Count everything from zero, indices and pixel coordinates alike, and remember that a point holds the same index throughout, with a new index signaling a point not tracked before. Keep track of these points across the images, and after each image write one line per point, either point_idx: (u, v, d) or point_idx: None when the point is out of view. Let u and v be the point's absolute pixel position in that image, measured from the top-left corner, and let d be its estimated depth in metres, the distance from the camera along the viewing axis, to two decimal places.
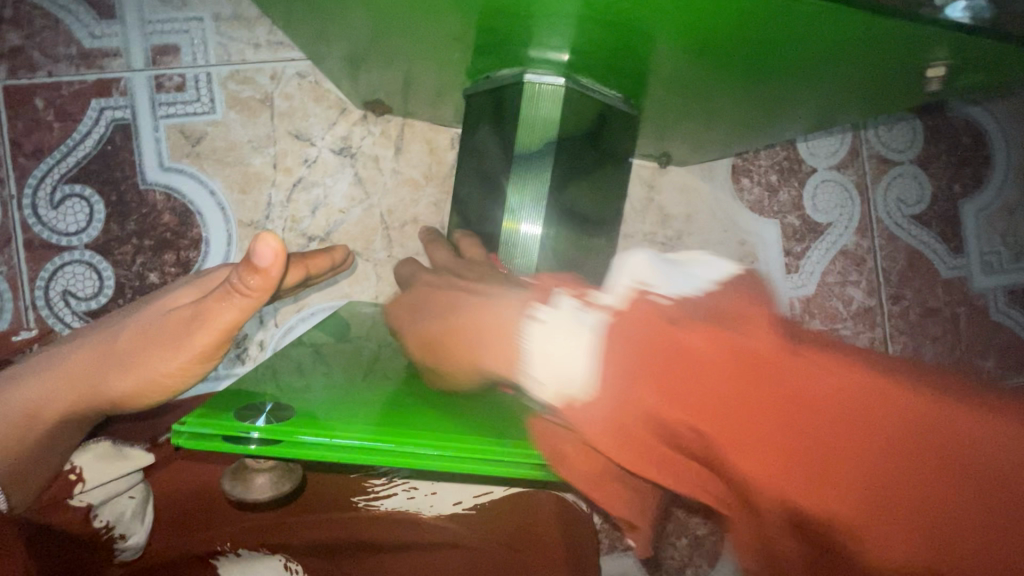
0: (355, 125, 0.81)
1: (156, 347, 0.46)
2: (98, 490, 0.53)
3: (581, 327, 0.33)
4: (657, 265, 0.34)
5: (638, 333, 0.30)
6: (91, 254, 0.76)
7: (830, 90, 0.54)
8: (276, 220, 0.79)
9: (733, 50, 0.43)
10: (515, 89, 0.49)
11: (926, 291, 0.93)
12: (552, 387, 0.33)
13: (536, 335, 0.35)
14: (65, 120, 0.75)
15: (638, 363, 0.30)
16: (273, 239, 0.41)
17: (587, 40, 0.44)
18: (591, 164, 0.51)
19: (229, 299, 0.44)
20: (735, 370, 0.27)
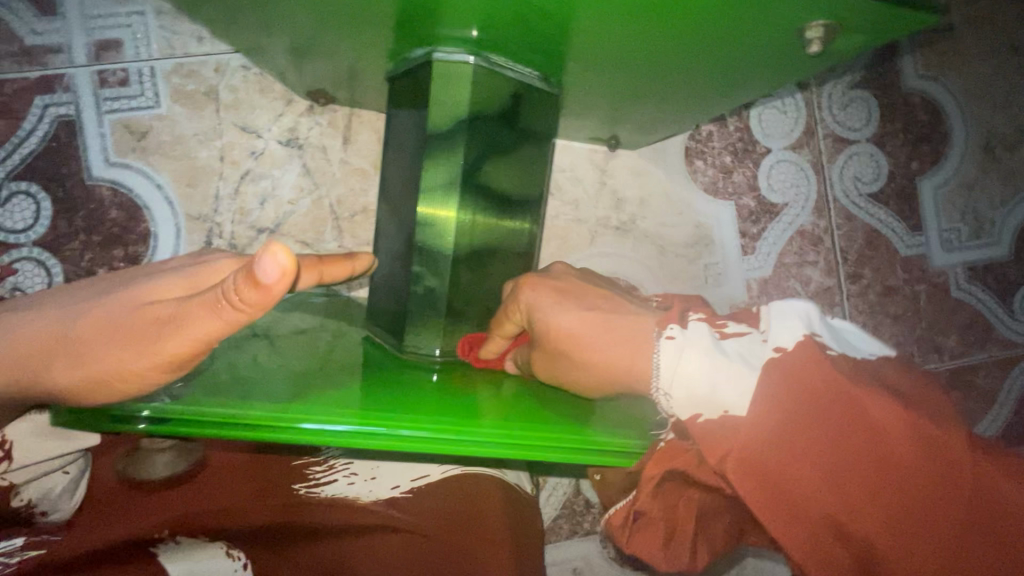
0: (302, 116, 0.80)
1: (123, 342, 0.38)
2: (23, 474, 0.51)
3: (733, 360, 0.39)
4: (819, 320, 0.42)
5: (796, 371, 0.37)
6: (40, 251, 0.76)
7: (748, 56, 0.54)
8: (225, 213, 0.79)
9: (629, 13, 0.43)
10: (426, 70, 0.49)
11: (885, 270, 0.92)
12: (690, 402, 0.40)
13: (671, 349, 0.41)
14: (8, 117, 0.75)
15: (783, 391, 0.37)
16: (282, 253, 0.34)
17: (488, 16, 0.44)
18: (507, 143, 0.51)
19: (216, 310, 0.36)
20: (854, 402, 0.36)
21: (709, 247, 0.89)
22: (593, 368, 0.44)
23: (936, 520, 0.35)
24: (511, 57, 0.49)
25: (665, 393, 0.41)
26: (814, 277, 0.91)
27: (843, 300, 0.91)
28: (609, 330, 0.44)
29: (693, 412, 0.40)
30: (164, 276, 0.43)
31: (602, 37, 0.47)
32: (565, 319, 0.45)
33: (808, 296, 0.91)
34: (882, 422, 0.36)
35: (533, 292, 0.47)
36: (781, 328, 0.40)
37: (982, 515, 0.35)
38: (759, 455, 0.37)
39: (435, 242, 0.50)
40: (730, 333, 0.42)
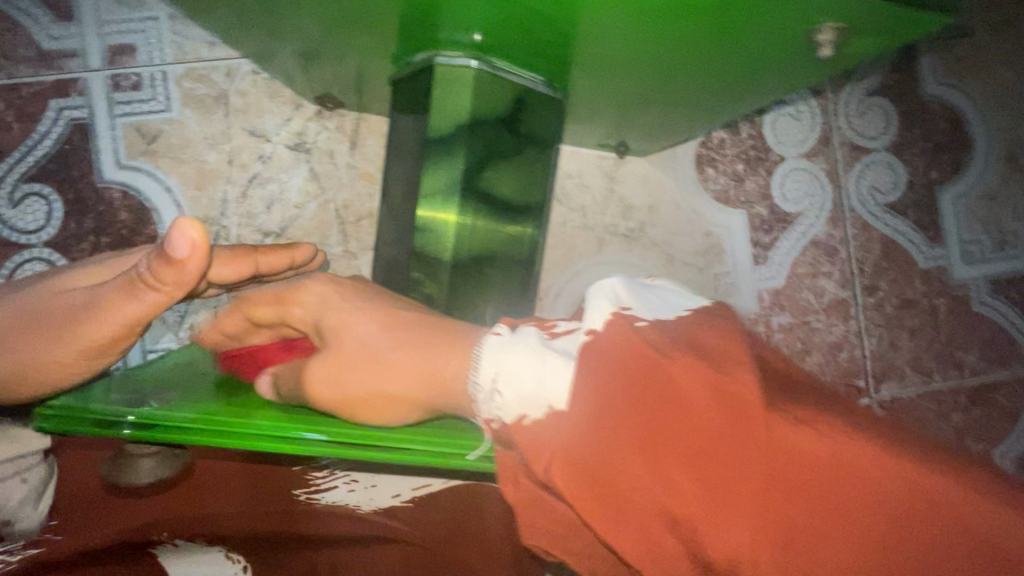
0: (310, 121, 0.81)
1: (42, 331, 0.41)
2: None
3: (557, 354, 0.38)
4: (633, 292, 0.42)
5: (608, 353, 0.36)
6: (51, 252, 0.77)
7: (758, 60, 0.52)
8: (232, 216, 0.80)
9: (634, 15, 0.42)
10: (429, 74, 0.48)
11: (903, 282, 0.89)
12: (518, 402, 0.37)
13: (495, 348, 0.40)
14: (24, 120, 0.77)
15: (610, 379, 0.35)
16: (193, 228, 0.39)
17: (489, 18, 0.42)
18: (508, 149, 0.50)
19: (136, 290, 0.41)
20: (669, 382, 0.34)
21: (719, 256, 0.87)
22: (397, 380, 0.43)
23: (787, 507, 0.32)
24: (513, 62, 0.48)
25: (493, 392, 0.38)
26: (828, 289, 0.88)
27: (859, 312, 0.88)
28: (418, 345, 0.43)
29: (522, 412, 0.37)
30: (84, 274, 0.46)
31: (607, 41, 0.46)
32: (377, 342, 0.44)
33: (820, 307, 0.88)
34: (716, 405, 0.33)
35: (360, 320, 0.46)
36: (595, 311, 0.39)
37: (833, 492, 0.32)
38: (580, 441, 0.34)
39: (434, 247, 0.49)
40: (558, 332, 0.41)
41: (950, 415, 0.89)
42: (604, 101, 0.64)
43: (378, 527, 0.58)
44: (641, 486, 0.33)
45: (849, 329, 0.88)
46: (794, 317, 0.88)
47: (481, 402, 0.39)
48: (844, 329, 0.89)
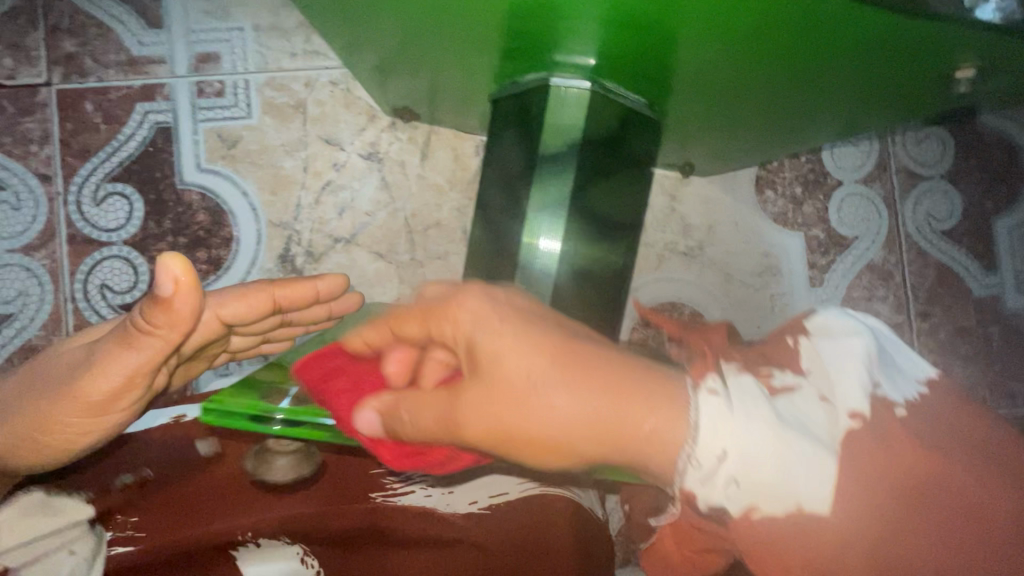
0: (383, 132, 0.83)
1: (82, 379, 0.48)
2: (19, 552, 0.52)
3: (802, 436, 0.32)
4: (871, 357, 0.36)
5: (872, 446, 0.32)
6: (129, 250, 0.79)
7: (846, 94, 0.55)
8: (305, 221, 0.82)
9: (749, 48, 0.44)
10: (541, 93, 0.51)
11: (957, 309, 0.90)
12: (749, 490, 0.32)
13: (715, 413, 0.33)
14: (111, 122, 0.79)
15: (849, 459, 0.32)
16: (176, 268, 0.43)
17: (613, 44, 0.45)
18: (612, 166, 0.52)
19: (142, 336, 0.46)
20: (937, 486, 0.32)
21: (776, 277, 0.88)
22: (568, 440, 0.37)
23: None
24: (624, 85, 0.51)
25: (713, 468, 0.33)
26: (882, 313, 0.89)
27: (913, 337, 0.89)
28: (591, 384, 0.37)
29: (747, 502, 0.33)
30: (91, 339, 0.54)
31: (716, 72, 0.48)
32: (551, 394, 0.37)
33: None
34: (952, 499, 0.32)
35: (514, 346, 0.39)
36: (846, 379, 0.35)
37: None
38: (846, 557, 0.32)
39: (540, 260, 0.51)
40: (777, 388, 0.35)
41: None
42: (686, 125, 0.66)
43: (457, 531, 0.59)
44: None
45: None
46: None
47: (690, 477, 0.33)
48: None
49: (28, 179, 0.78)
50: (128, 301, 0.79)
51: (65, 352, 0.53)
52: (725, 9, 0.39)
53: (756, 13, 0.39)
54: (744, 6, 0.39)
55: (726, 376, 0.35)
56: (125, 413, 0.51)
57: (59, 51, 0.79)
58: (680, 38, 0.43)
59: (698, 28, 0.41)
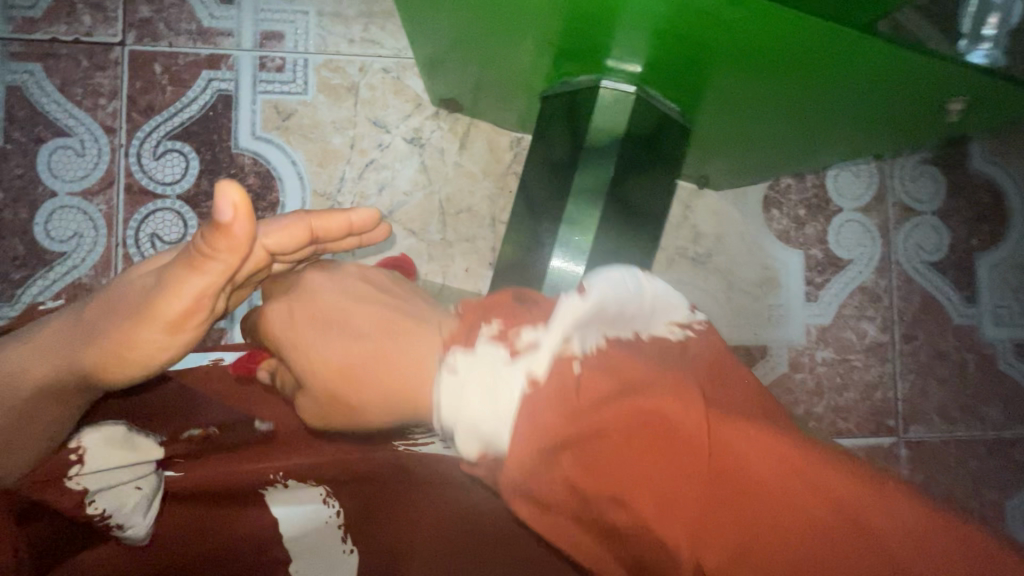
0: (427, 120, 0.90)
1: (151, 301, 0.44)
2: (96, 479, 0.54)
3: (509, 383, 0.36)
4: (615, 285, 0.40)
5: (557, 399, 0.34)
6: (181, 204, 0.84)
7: (849, 121, 0.62)
8: (347, 194, 0.88)
9: (770, 71, 0.51)
10: (592, 91, 0.57)
11: (938, 335, 0.97)
12: (468, 434, 0.36)
13: (449, 388, 0.37)
14: (177, 85, 0.85)
15: (554, 416, 0.34)
16: (237, 192, 0.41)
17: (658, 54, 0.52)
18: (646, 161, 0.59)
19: (209, 265, 0.43)
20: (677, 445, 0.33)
21: (776, 289, 0.95)
22: (389, 401, 0.40)
23: (752, 527, 0.33)
24: (663, 93, 0.58)
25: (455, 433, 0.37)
26: (869, 331, 0.96)
27: (895, 357, 0.96)
28: (382, 343, 0.41)
29: (482, 450, 0.36)
30: (156, 263, 0.48)
31: (738, 89, 0.55)
32: (339, 352, 0.41)
33: (862, 348, 0.96)
34: (701, 430, 0.34)
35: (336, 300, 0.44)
36: (555, 326, 0.37)
37: (789, 509, 0.33)
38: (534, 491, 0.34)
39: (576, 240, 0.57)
40: (519, 348, 0.37)
41: (970, 462, 0.96)
42: (710, 141, 0.73)
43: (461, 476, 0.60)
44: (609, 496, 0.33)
45: (885, 371, 0.96)
46: (836, 353, 0.96)
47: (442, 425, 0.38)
48: (880, 370, 0.96)
49: (94, 130, 0.84)
50: None
51: (128, 279, 0.48)
52: (751, 29, 0.46)
53: (778, 36, 0.46)
54: (769, 28, 0.45)
55: (474, 343, 0.38)
56: (187, 336, 0.46)
57: (135, 15, 0.85)
58: (717, 55, 0.50)
59: (730, 44, 0.48)
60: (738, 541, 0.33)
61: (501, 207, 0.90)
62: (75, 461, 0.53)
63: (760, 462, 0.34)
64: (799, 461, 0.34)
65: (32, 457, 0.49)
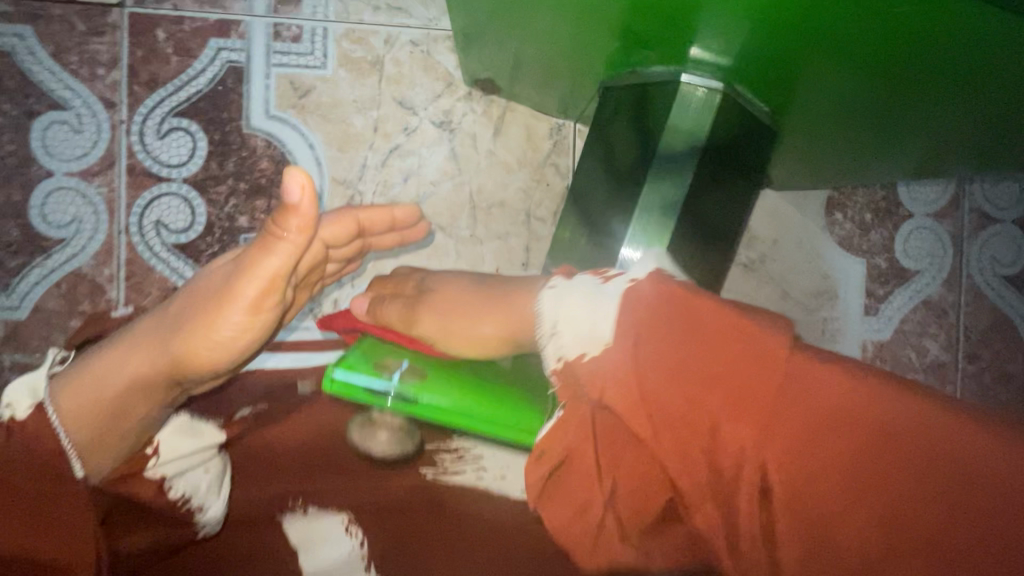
0: (459, 101, 0.80)
1: (231, 286, 0.49)
2: (172, 464, 0.54)
3: (608, 298, 0.40)
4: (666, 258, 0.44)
5: (649, 304, 0.38)
6: (188, 189, 0.77)
7: (966, 129, 0.51)
8: (369, 182, 0.80)
9: (887, 72, 0.41)
10: (668, 87, 0.48)
11: (1006, 356, 0.89)
12: (572, 340, 0.40)
13: (551, 300, 0.42)
14: (183, 55, 0.76)
15: (647, 325, 0.37)
16: (299, 174, 0.44)
17: (756, 50, 0.43)
18: (723, 169, 0.51)
19: (274, 247, 0.48)
20: (751, 357, 0.34)
21: (833, 301, 0.87)
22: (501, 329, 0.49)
23: (838, 455, 0.31)
24: (753, 91, 0.49)
25: (553, 336, 0.41)
26: (931, 350, 0.88)
27: (957, 378, 0.89)
28: (496, 299, 0.50)
29: (579, 354, 0.40)
30: (225, 258, 0.54)
31: (843, 92, 0.45)
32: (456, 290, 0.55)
33: (921, 367, 0.88)
34: (771, 357, 0.34)
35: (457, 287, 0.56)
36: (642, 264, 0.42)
37: (878, 437, 0.31)
38: (609, 382, 0.38)
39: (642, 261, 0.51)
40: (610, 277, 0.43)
41: None
42: (789, 147, 0.64)
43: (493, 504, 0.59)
44: (673, 406, 0.35)
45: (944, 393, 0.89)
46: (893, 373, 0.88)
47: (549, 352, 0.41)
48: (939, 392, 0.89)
49: (92, 103, 0.76)
50: (182, 241, 0.77)
51: (213, 270, 0.53)
52: (877, 23, 0.36)
53: (913, 31, 0.36)
54: (903, 21, 0.36)
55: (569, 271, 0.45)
56: (279, 315, 0.52)
57: None
58: (831, 57, 0.41)
59: (847, 40, 0.38)
60: (821, 471, 0.32)
61: (537, 202, 0.82)
62: (151, 453, 0.53)
63: (846, 391, 0.32)
64: (880, 398, 0.32)
65: (121, 450, 0.51)
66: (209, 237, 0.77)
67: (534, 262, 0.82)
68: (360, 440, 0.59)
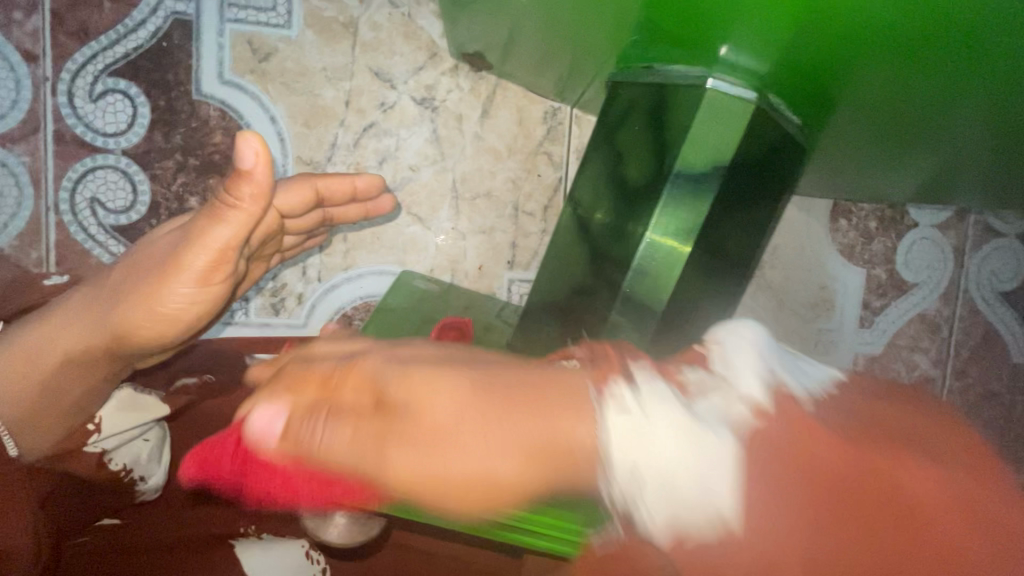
0: (444, 75, 0.71)
1: (178, 257, 0.42)
2: (112, 438, 0.48)
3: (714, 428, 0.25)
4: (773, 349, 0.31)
5: (781, 439, 0.25)
6: (127, 163, 0.67)
7: (1012, 139, 0.47)
8: (339, 164, 0.71)
9: (944, 75, 0.36)
10: (690, 95, 0.42)
11: (992, 373, 0.88)
12: (668, 509, 0.25)
13: (627, 431, 0.25)
14: (118, 2, 0.65)
15: (783, 473, 0.25)
16: (254, 138, 0.37)
17: (797, 57, 0.37)
18: (749, 192, 0.46)
19: (223, 216, 0.40)
20: (840, 468, 0.25)
21: (829, 312, 0.83)
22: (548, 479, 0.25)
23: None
24: (788, 101, 0.44)
25: (633, 494, 0.25)
26: (920, 364, 0.86)
27: (942, 394, 0.87)
28: (518, 414, 0.26)
29: (672, 530, 0.25)
30: (176, 223, 0.47)
31: (885, 95, 0.40)
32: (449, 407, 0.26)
33: (909, 382, 0.86)
34: (843, 457, 0.25)
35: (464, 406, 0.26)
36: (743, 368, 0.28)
37: (963, 543, 0.24)
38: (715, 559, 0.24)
39: (646, 293, 0.45)
40: (691, 384, 0.28)
41: None
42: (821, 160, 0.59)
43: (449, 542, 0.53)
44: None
45: None
46: None
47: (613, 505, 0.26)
48: None
49: (7, 53, 0.64)
50: (122, 222, 0.68)
51: (163, 234, 0.46)
52: (942, 20, 0.30)
53: (978, 23, 0.31)
54: (971, 17, 0.30)
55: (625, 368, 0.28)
56: (229, 292, 0.45)
57: None
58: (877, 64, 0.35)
59: (905, 41, 0.33)
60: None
61: (527, 194, 0.75)
62: (91, 429, 0.47)
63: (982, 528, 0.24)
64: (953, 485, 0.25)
65: (60, 427, 0.45)
66: (154, 218, 0.68)
67: (519, 262, 0.76)
68: (313, 527, 0.43)
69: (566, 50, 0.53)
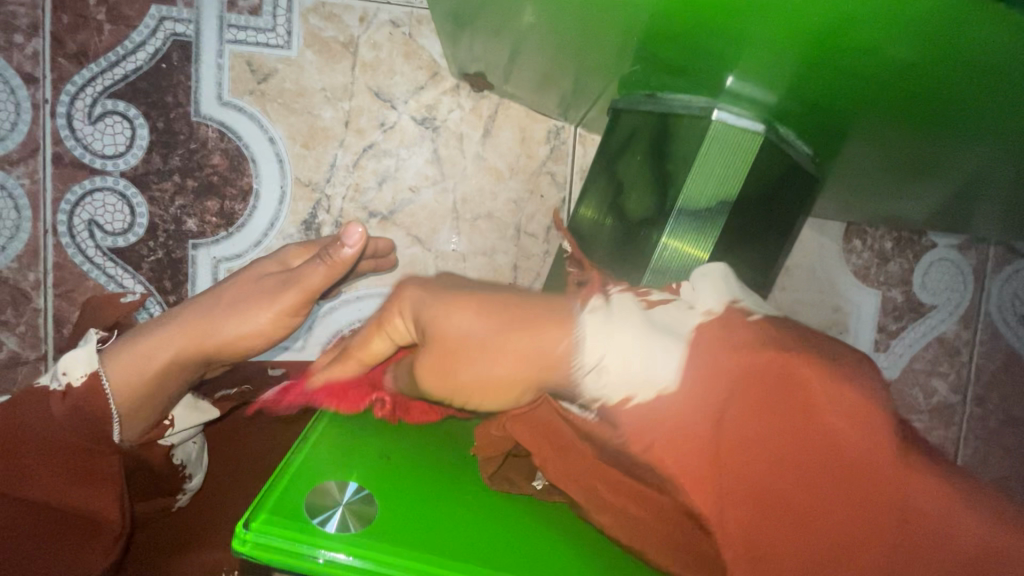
0: (445, 95, 0.70)
1: (273, 293, 0.46)
2: (182, 434, 0.49)
3: (665, 333, 0.31)
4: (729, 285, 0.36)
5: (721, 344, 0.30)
6: (125, 184, 0.66)
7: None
8: (338, 185, 0.70)
9: (953, 98, 0.33)
10: (693, 126, 0.41)
11: (1015, 399, 0.84)
12: (622, 381, 0.31)
13: (600, 328, 0.31)
14: (117, 24, 0.64)
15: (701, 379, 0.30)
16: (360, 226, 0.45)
17: (805, 92, 0.36)
18: (757, 229, 0.45)
19: (318, 264, 0.46)
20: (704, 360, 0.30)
21: (842, 335, 0.80)
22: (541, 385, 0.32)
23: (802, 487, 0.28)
24: (800, 132, 0.42)
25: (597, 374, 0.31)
26: (939, 390, 0.83)
27: (962, 420, 0.84)
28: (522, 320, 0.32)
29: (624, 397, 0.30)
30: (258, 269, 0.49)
31: (889, 128, 0.38)
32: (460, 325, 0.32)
33: (926, 408, 0.83)
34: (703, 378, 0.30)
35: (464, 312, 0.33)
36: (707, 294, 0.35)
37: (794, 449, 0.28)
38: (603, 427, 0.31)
39: None
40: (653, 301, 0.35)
41: None
42: (836, 189, 0.58)
43: None
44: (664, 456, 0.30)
45: (948, 435, 0.84)
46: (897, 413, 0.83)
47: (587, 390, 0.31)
48: (942, 434, 0.84)
49: (8, 77, 0.64)
50: (120, 244, 0.67)
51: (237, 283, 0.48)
52: (948, 65, 0.29)
53: (993, 66, 0.29)
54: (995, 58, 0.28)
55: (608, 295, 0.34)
56: None
57: None
58: (887, 98, 0.34)
59: (919, 69, 0.30)
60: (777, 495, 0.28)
61: (529, 215, 0.73)
62: (167, 424, 0.48)
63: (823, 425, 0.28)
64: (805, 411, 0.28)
65: (152, 416, 0.46)
66: (152, 241, 0.67)
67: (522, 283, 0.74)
68: None
69: (568, 70, 0.51)
